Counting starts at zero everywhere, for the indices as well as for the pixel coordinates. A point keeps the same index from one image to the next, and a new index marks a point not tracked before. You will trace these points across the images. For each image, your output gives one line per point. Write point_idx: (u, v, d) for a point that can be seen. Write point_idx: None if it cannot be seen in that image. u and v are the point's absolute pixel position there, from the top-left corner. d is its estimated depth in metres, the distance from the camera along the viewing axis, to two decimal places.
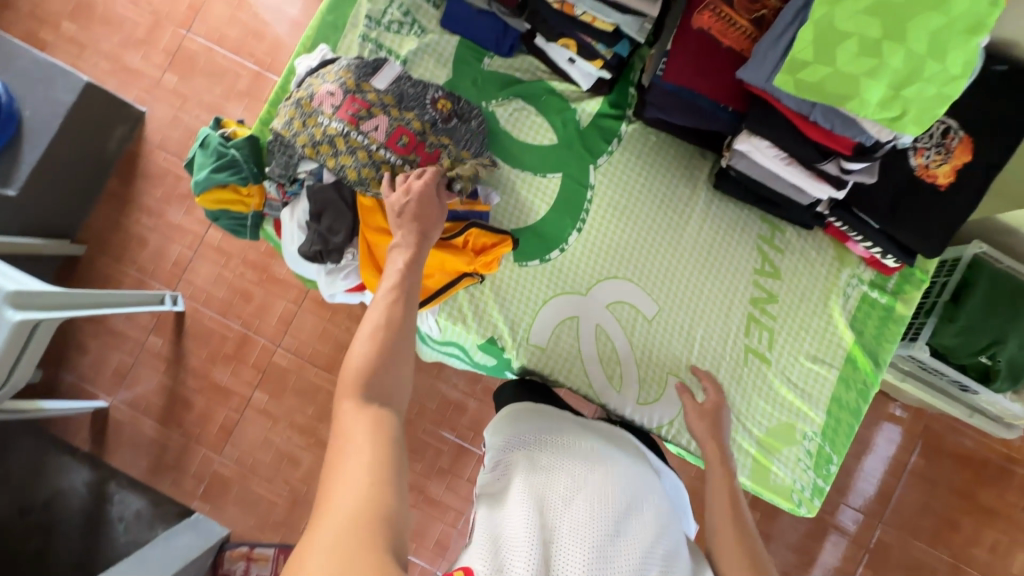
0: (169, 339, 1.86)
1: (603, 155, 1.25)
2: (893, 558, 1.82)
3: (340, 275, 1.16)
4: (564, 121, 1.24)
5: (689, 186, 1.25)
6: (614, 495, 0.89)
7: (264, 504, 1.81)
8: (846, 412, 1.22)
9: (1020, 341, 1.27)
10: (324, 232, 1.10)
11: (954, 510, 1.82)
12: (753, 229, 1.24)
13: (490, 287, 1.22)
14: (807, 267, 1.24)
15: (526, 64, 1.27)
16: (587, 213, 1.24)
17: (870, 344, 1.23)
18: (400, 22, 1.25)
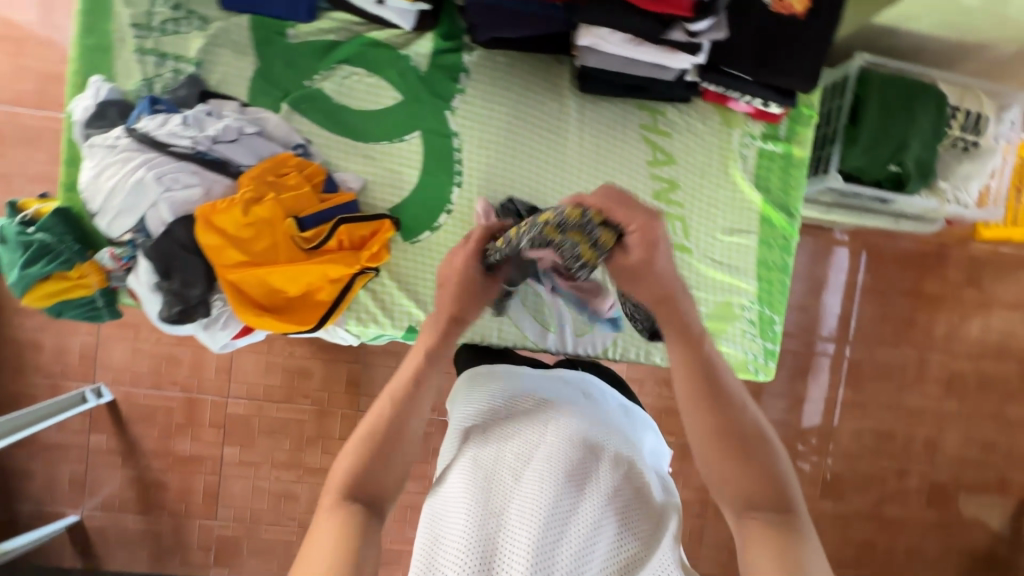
0: (112, 431, 1.73)
1: (458, 95, 1.12)
2: (867, 370, 1.95)
3: (218, 325, 0.99)
4: (400, 73, 1.11)
5: (559, 101, 1.17)
6: (555, 454, 0.88)
7: (280, 545, 1.79)
8: (776, 270, 1.26)
9: (921, 139, 1.28)
10: (178, 288, 0.93)
11: (906, 309, 1.94)
12: (635, 122, 1.19)
13: (390, 274, 1.09)
14: (698, 142, 1.21)
15: (334, 23, 1.10)
16: (460, 163, 1.13)
17: (779, 197, 1.25)
18: (174, 20, 1.06)
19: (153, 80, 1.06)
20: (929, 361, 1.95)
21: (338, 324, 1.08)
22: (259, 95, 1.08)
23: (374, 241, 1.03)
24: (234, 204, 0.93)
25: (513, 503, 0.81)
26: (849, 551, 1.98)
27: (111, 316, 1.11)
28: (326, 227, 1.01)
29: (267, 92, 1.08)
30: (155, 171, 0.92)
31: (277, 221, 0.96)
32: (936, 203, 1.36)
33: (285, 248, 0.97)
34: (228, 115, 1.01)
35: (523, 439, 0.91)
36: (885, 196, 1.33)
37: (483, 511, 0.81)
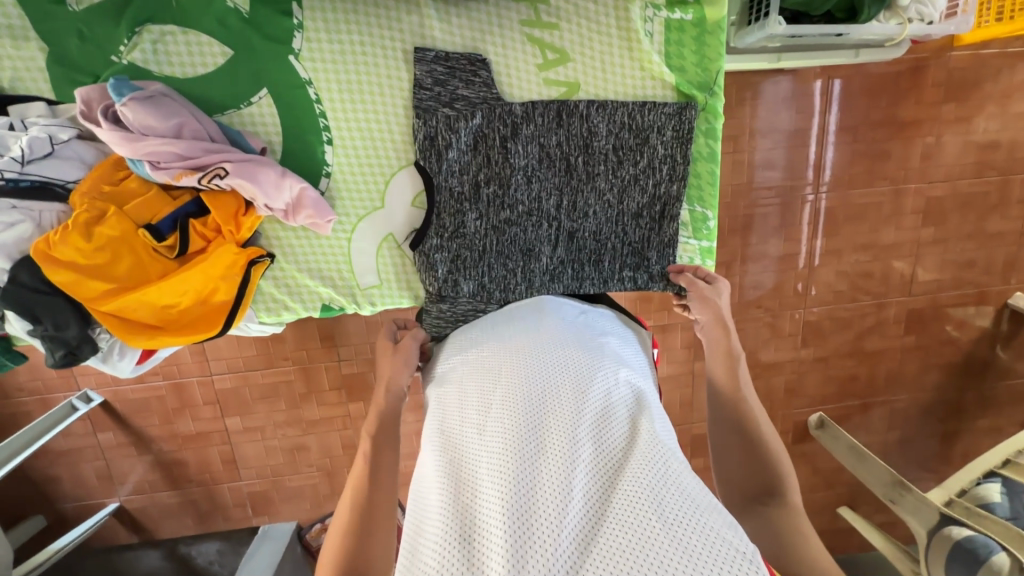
0: (117, 426, 1.80)
1: (297, 32, 1.07)
2: (840, 215, 1.88)
3: (115, 357, 1.16)
4: (219, 20, 1.06)
5: (422, 17, 1.11)
6: (520, 397, 0.86)
7: (307, 489, 1.95)
8: (704, 161, 1.24)
9: None
10: (57, 334, 1.04)
11: (880, 142, 1.81)
12: (516, 21, 1.14)
13: (286, 261, 1.20)
14: (586, 32, 1.16)
15: None
16: (325, 118, 1.13)
17: (695, 73, 1.19)
18: None
19: None
20: (906, 193, 1.87)
21: (250, 318, 1.23)
22: (64, 82, 1.06)
23: (239, 229, 1.11)
24: (70, 230, 0.99)
25: (481, 467, 0.80)
26: (832, 387, 2.10)
27: (20, 362, 1.21)
28: (174, 238, 1.08)
29: (73, 78, 1.06)
30: None
31: (132, 236, 1.05)
32: (897, 27, 1.17)
33: (154, 261, 1.07)
34: (37, 123, 1.03)
35: (480, 405, 0.89)
36: (837, 32, 1.15)
37: (459, 495, 0.79)
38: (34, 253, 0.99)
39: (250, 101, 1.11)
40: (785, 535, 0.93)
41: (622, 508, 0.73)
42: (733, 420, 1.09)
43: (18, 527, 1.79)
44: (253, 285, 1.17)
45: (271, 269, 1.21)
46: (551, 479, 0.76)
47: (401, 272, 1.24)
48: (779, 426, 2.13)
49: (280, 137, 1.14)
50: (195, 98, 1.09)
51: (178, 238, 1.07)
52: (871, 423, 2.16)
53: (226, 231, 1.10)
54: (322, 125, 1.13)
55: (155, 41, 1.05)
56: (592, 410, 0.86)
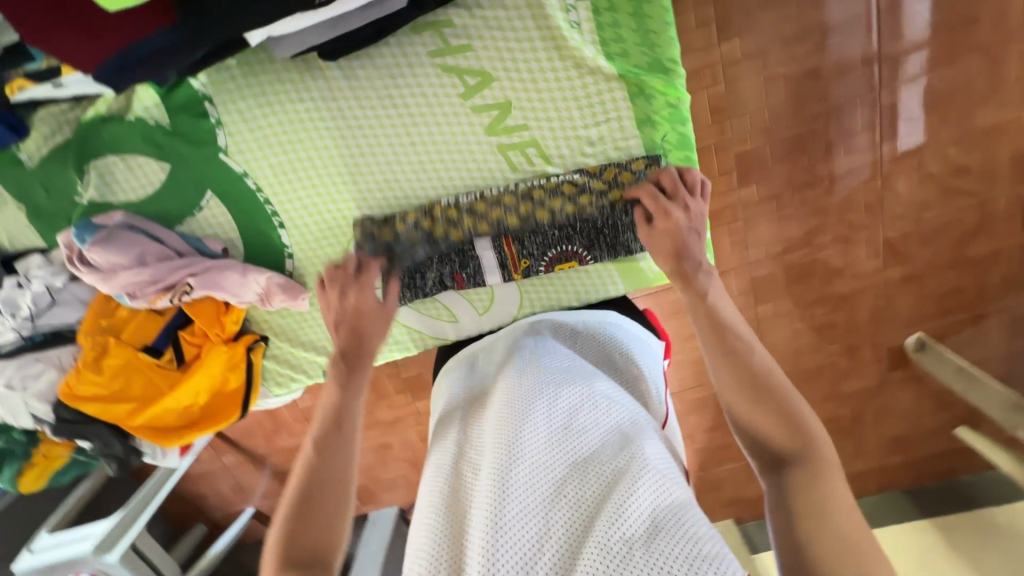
0: (234, 449, 2.09)
1: (218, 130, 1.12)
2: (916, 108, 1.55)
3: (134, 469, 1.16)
4: (148, 141, 1.13)
5: (330, 80, 1.09)
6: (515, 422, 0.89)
7: (401, 476, 2.16)
8: (675, 149, 1.16)
9: None
10: (105, 450, 1.27)
11: (961, 4, 1.43)
12: (424, 54, 1.07)
13: (280, 339, 1.34)
14: (502, 46, 1.07)
15: (51, 122, 1.12)
16: (270, 204, 1.19)
17: (641, 57, 1.08)
18: None
19: None
20: (1006, 59, 1.48)
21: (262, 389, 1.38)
22: (46, 232, 1.20)
23: (221, 329, 1.26)
24: (82, 373, 1.19)
25: (475, 489, 0.84)
26: (930, 304, 1.83)
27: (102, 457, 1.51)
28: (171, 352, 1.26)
29: (52, 226, 1.20)
30: (6, 378, 1.18)
31: (136, 361, 1.24)
32: None
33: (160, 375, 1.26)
34: (36, 275, 1.18)
35: (483, 439, 0.92)
36: None
37: (452, 522, 0.83)
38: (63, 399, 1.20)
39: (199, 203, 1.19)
40: (813, 517, 0.80)
41: (610, 540, 0.73)
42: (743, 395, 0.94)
43: (187, 535, 2.20)
44: (258, 367, 1.32)
45: (270, 349, 1.35)
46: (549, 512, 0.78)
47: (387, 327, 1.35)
48: (869, 355, 1.93)
49: (236, 226, 1.22)
50: (155, 215, 1.20)
51: (172, 351, 1.26)
52: (988, 335, 1.87)
53: (212, 334, 1.25)
54: (270, 211, 1.20)
55: (102, 175, 1.15)
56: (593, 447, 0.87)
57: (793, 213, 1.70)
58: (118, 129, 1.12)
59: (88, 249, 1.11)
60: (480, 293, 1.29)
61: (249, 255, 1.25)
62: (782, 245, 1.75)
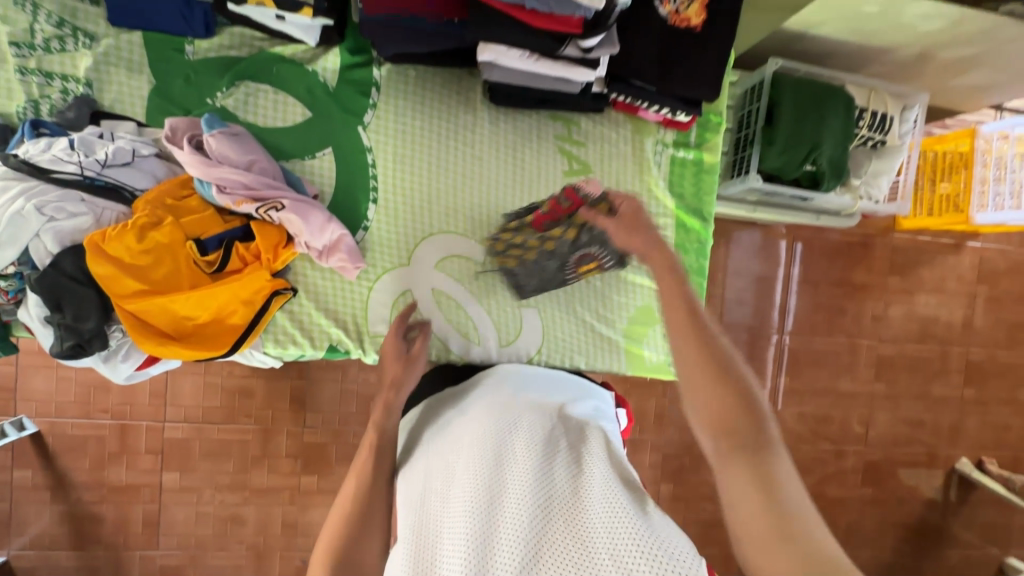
0: (39, 465, 1.60)
1: (369, 111, 0.91)
2: (801, 358, 2.03)
3: (118, 357, 0.79)
4: (309, 89, 0.90)
5: (473, 118, 0.94)
6: (475, 447, 0.65)
7: (230, 569, 1.68)
8: (691, 275, 1.02)
9: (834, 141, 1.32)
10: (68, 322, 0.73)
11: (835, 298, 2.03)
12: (548, 131, 0.97)
13: (307, 295, 0.91)
14: (613, 151, 0.99)
15: (236, 41, 0.88)
16: (377, 195, 0.93)
17: (691, 203, 1.01)
18: (57, 39, 0.82)
19: (40, 102, 0.83)
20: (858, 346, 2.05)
21: (252, 347, 0.90)
22: (153, 112, 0.86)
23: (269, 256, 0.84)
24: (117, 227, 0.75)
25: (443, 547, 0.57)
26: None
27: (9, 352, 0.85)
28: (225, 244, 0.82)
29: (163, 115, 0.86)
30: (37, 200, 0.72)
31: (176, 245, 0.78)
32: (850, 200, 1.41)
33: (187, 272, 0.79)
34: (123, 138, 0.81)
35: (439, 471, 0.66)
36: (803, 195, 1.39)
37: None
38: (83, 245, 0.73)
39: (305, 159, 0.91)
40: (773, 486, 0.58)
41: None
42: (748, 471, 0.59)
43: None
44: (270, 315, 0.87)
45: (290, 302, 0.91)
46: (510, 507, 0.57)
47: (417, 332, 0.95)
48: None
49: (330, 206, 0.92)
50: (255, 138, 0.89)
51: (220, 255, 0.81)
52: None
53: (260, 260, 0.83)
54: (374, 190, 0.92)
55: (245, 95, 0.87)
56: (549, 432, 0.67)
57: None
58: (290, 74, 0.89)
59: (214, 133, 0.81)
60: (509, 321, 0.97)
61: (342, 212, 0.92)
62: None
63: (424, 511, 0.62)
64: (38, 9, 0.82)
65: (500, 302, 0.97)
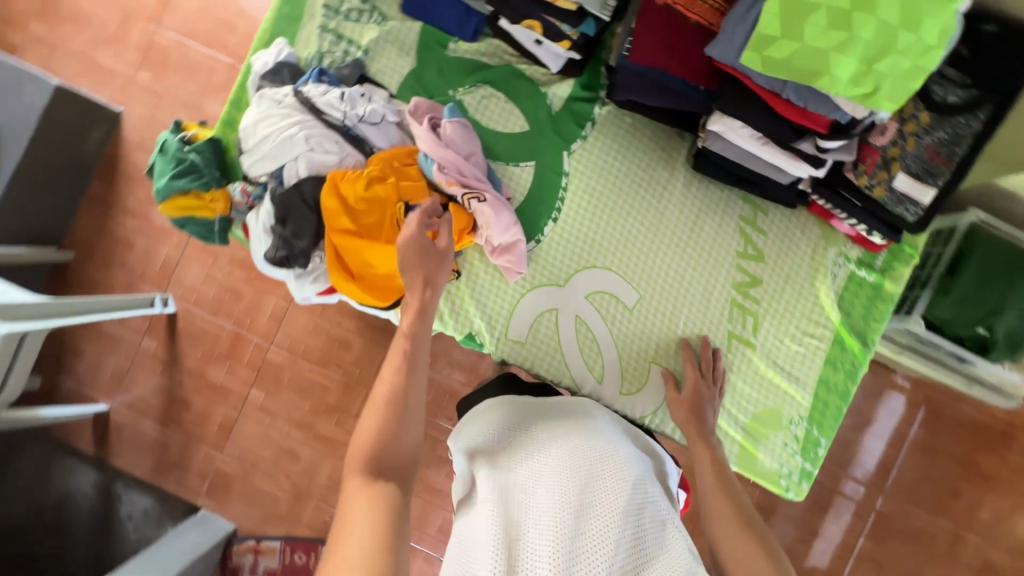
0: (163, 339, 1.65)
1: (577, 141, 0.99)
2: (914, 537, 1.68)
3: (308, 278, 0.90)
4: (535, 107, 0.99)
5: (669, 175, 0.98)
6: (570, 461, 0.67)
7: (269, 497, 1.60)
8: (832, 394, 0.98)
9: (1018, 310, 1.22)
10: (287, 236, 0.85)
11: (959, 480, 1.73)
12: (735, 210, 0.98)
13: (466, 281, 0.98)
14: (791, 246, 0.98)
15: (491, 50, 0.99)
16: (558, 214, 0.99)
17: (858, 324, 0.98)
18: (358, 11, 0.98)
19: (325, 54, 0.98)
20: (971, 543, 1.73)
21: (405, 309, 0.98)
22: (404, 89, 1.00)
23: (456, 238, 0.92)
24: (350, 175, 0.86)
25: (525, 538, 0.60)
26: None
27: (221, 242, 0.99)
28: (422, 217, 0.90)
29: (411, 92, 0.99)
30: (306, 132, 0.85)
31: (389, 202, 0.88)
32: (1017, 378, 1.30)
33: (387, 228, 0.88)
34: (377, 101, 0.94)
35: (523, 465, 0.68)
36: (962, 356, 1.28)
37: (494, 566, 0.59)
38: (324, 178, 0.86)
39: (508, 164, 0.99)
40: None
41: None
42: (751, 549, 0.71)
43: None
44: None
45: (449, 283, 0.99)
46: (599, 526, 0.60)
47: (548, 349, 0.98)
48: None
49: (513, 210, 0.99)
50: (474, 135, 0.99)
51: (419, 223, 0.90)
52: None
53: None
54: (556, 210, 0.99)
55: (482, 96, 0.98)
56: (641, 500, 0.65)
57: (795, 550, 1.73)
58: (523, 90, 0.99)
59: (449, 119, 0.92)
60: (636, 371, 0.98)
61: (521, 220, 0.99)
62: None
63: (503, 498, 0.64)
64: None
65: (633, 352, 0.98)
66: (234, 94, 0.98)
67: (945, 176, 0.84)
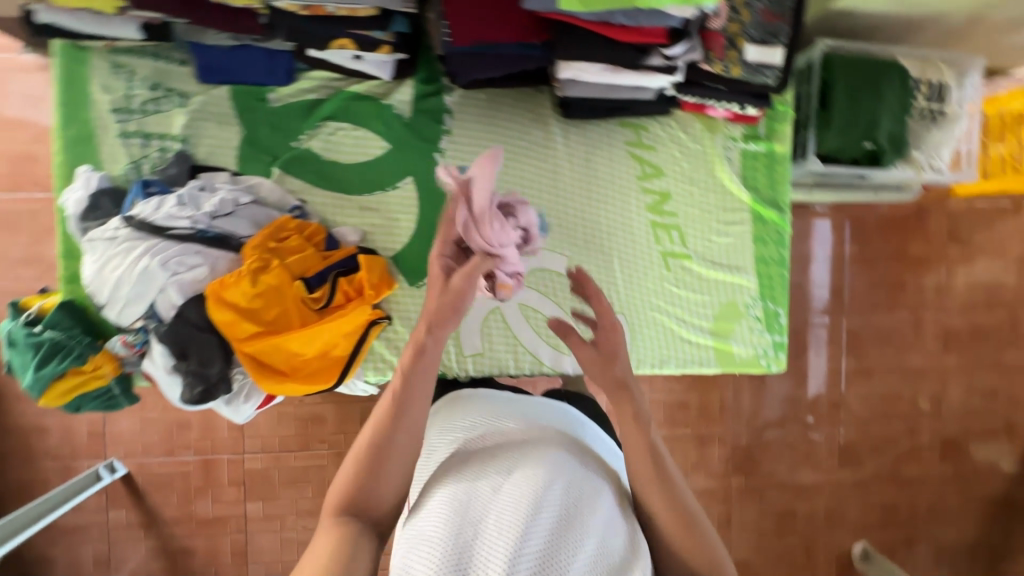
0: (131, 505, 1.53)
1: (443, 138, 0.94)
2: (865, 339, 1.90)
3: (241, 398, 0.82)
4: (386, 123, 0.92)
5: (545, 133, 0.96)
6: (550, 458, 0.61)
7: None
8: (772, 266, 1.02)
9: (890, 116, 1.31)
10: (195, 369, 0.77)
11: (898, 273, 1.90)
12: (618, 139, 0.98)
13: (401, 322, 0.94)
14: (682, 151, 0.99)
15: (315, 82, 0.91)
16: None
17: (767, 194, 1.01)
18: (154, 101, 0.87)
19: (141, 162, 0.87)
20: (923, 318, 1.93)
21: (355, 377, 0.93)
22: (245, 161, 0.90)
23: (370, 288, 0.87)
24: (229, 278, 0.77)
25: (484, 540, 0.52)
26: (875, 512, 1.92)
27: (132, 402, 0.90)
28: (327, 285, 0.84)
29: (254, 162, 0.90)
30: (160, 256, 0.75)
31: (286, 285, 0.81)
32: (913, 174, 1.38)
33: (295, 312, 0.81)
34: (222, 188, 0.85)
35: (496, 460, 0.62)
36: (861, 173, 1.36)
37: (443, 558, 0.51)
38: (204, 294, 0.77)
39: (387, 190, 0.94)
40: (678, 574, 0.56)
41: None
42: (691, 544, 0.59)
43: None
44: (367, 346, 0.90)
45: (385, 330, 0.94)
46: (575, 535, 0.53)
47: (508, 348, 0.96)
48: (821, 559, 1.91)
49: (412, 233, 0.94)
50: (340, 176, 0.92)
51: (327, 292, 0.83)
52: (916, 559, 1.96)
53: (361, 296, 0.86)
54: None
55: (329, 135, 0.91)
56: (615, 512, 0.58)
57: (794, 395, 1.88)
58: (366, 110, 0.92)
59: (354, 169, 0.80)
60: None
61: (426, 239, 0.94)
62: (784, 418, 1.88)
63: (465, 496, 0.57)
64: (132, 75, 0.87)
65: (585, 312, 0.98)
66: (61, 245, 0.85)
67: (785, 32, 0.86)
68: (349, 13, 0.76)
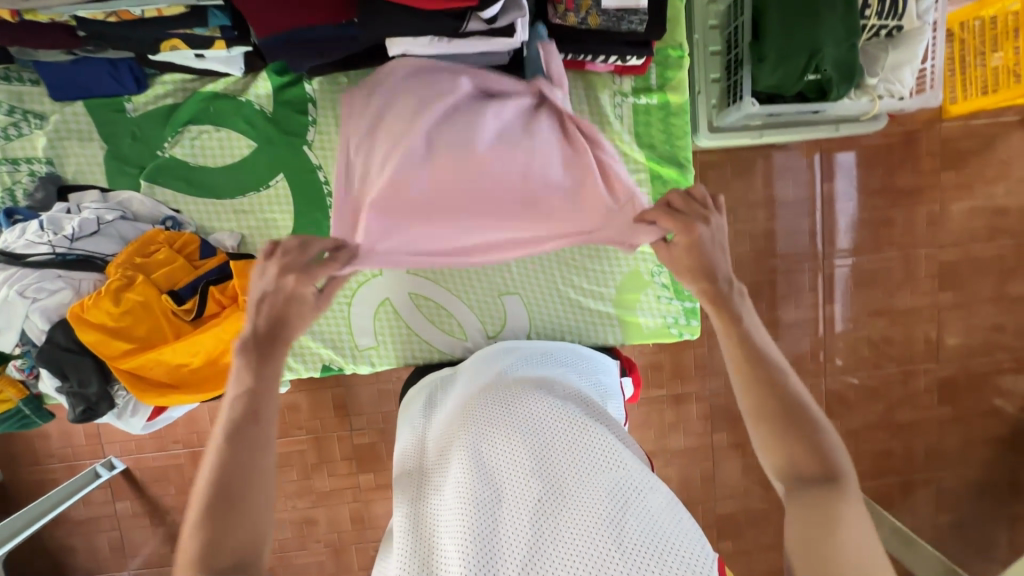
0: (135, 496, 1.42)
1: (310, 128, 0.90)
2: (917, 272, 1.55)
3: (127, 413, 0.86)
4: (248, 121, 0.89)
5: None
6: (482, 411, 0.68)
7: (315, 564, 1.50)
8: None
9: (834, 40, 1.15)
10: (75, 391, 0.80)
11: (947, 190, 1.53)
12: None
13: None
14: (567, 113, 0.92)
15: (173, 86, 0.88)
16: (335, 206, 0.92)
17: (665, 150, 0.93)
18: (13, 126, 0.86)
19: (14, 188, 0.88)
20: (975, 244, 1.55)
21: None
22: (116, 177, 0.89)
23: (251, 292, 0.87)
24: (93, 301, 0.78)
25: (446, 500, 0.60)
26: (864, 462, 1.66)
27: (51, 421, 0.94)
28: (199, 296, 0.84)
29: (126, 177, 0.90)
30: (18, 285, 0.77)
31: (153, 300, 0.82)
32: (868, 103, 1.23)
33: (169, 325, 0.83)
34: (88, 207, 0.85)
35: (445, 433, 0.69)
36: (813, 108, 1.22)
37: (423, 536, 0.59)
38: (69, 318, 0.78)
39: (260, 191, 0.91)
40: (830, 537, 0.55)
41: (584, 526, 0.54)
42: (795, 448, 0.59)
43: None
44: None
45: None
46: (512, 463, 0.61)
47: (406, 336, 0.95)
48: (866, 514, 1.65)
49: (290, 231, 0.93)
50: (212, 183, 0.91)
51: (201, 302, 0.83)
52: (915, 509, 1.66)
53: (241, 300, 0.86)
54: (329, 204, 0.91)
55: (193, 141, 0.89)
56: (545, 418, 0.65)
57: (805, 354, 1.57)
58: (226, 110, 0.89)
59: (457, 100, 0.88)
60: (494, 312, 0.95)
61: (302, 238, 0.92)
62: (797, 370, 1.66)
63: (427, 475, 0.66)
64: None
65: (477, 295, 0.95)
66: None
67: None
68: (159, 13, 0.72)
